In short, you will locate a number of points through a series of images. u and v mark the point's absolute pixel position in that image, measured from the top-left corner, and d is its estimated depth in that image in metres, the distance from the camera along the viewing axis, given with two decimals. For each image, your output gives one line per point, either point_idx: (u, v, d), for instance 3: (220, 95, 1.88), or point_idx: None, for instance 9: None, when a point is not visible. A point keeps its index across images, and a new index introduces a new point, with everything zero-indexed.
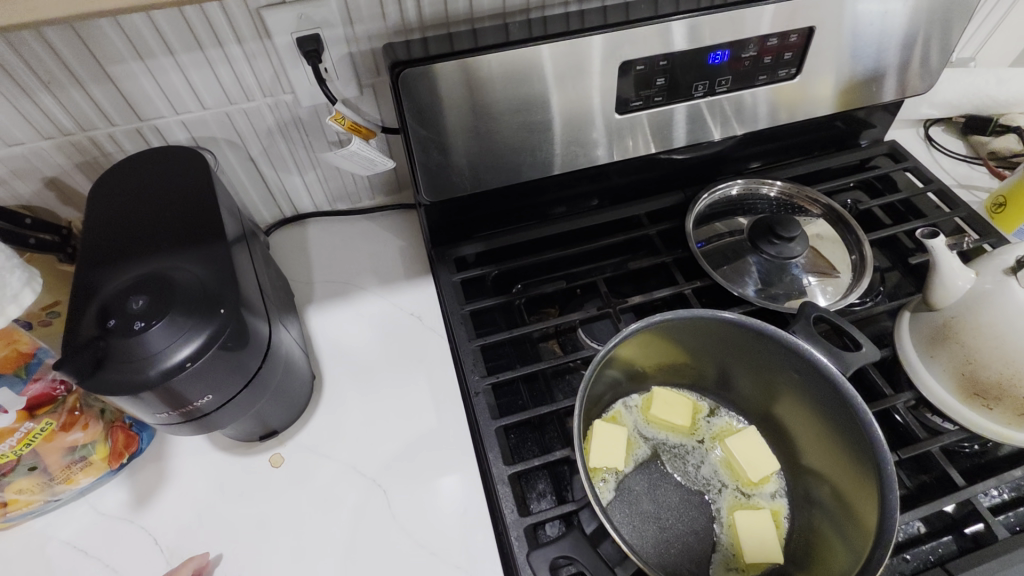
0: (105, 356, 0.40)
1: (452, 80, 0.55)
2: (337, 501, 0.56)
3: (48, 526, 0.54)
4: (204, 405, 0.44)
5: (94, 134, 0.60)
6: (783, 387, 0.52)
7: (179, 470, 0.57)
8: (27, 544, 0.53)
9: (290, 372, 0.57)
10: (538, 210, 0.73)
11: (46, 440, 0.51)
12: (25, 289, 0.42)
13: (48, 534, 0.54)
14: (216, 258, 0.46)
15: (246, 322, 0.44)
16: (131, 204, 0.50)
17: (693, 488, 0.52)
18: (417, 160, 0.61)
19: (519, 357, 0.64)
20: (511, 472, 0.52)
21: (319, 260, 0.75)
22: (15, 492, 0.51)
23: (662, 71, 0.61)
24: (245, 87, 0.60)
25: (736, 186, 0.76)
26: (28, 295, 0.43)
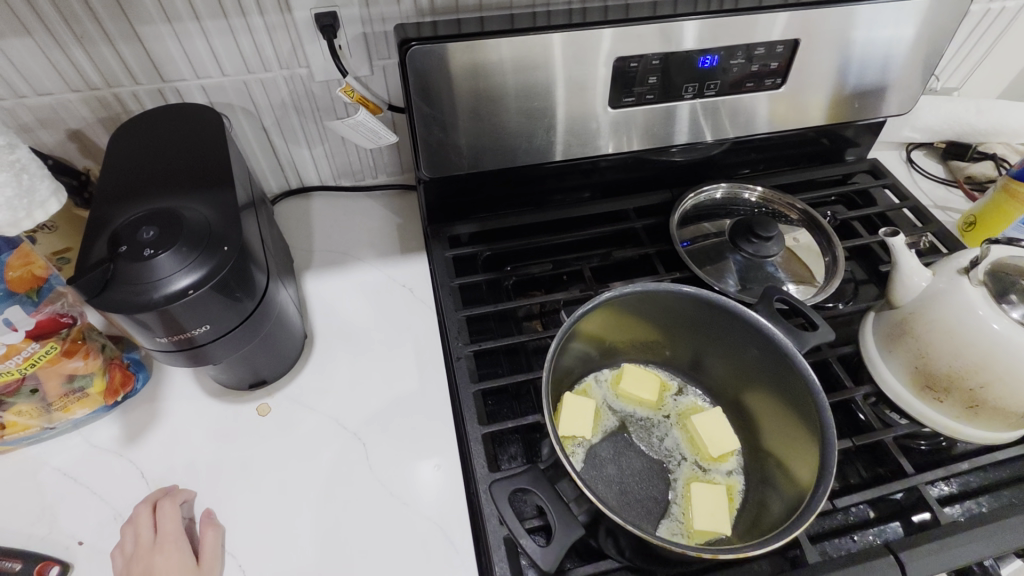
0: (114, 277, 0.43)
1: (456, 60, 0.59)
2: (318, 449, 0.58)
3: (43, 452, 0.57)
4: (200, 335, 0.47)
5: (119, 91, 0.64)
6: (745, 367, 0.55)
7: (170, 411, 0.60)
8: (20, 468, 0.56)
9: (283, 326, 0.60)
10: (532, 197, 0.76)
11: (49, 364, 0.54)
12: (52, 198, 0.46)
13: (43, 460, 0.56)
14: (222, 202, 0.49)
15: (245, 262, 0.47)
16: (147, 150, 0.54)
17: (655, 457, 0.55)
18: (419, 136, 0.64)
19: (502, 331, 0.67)
20: (485, 432, 0.55)
21: (320, 231, 0.78)
22: (14, 415, 0.54)
23: (655, 70, 0.65)
24: (263, 58, 0.65)
25: (720, 189, 0.80)
26: (54, 204, 0.47)
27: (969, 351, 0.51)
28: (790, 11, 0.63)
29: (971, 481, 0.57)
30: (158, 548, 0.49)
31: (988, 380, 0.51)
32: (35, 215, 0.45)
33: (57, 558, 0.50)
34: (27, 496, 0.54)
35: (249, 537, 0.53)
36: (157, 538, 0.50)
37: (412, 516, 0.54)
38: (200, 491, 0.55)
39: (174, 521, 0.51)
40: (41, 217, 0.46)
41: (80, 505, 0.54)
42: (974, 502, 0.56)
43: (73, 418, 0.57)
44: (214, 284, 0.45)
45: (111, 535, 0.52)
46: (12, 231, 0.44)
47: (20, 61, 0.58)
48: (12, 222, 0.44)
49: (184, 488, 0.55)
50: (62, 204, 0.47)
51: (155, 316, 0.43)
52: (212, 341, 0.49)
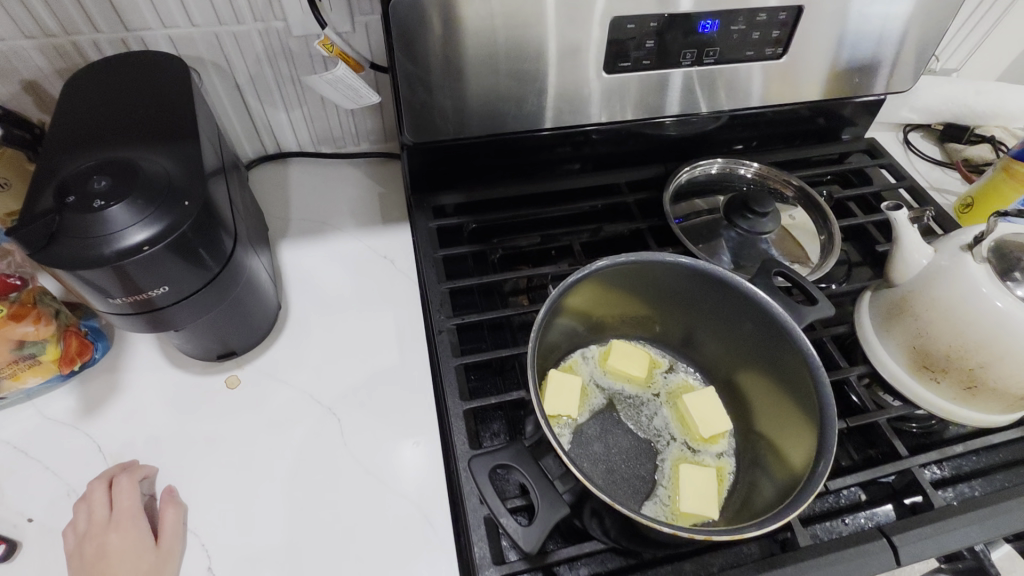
0: (61, 229, 0.39)
1: (442, 13, 0.55)
2: (290, 424, 0.55)
3: None
4: (159, 298, 0.44)
5: (78, 39, 0.59)
6: (739, 344, 0.52)
7: (132, 383, 0.56)
8: None
9: (255, 294, 0.56)
10: (520, 168, 0.73)
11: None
12: None
13: None
14: (186, 155, 0.45)
15: (209, 220, 0.44)
16: (103, 99, 0.49)
17: (643, 436, 0.53)
18: (402, 97, 0.61)
19: (487, 305, 0.64)
20: (466, 408, 0.52)
21: (298, 199, 0.74)
22: None
23: (652, 33, 0.62)
24: (236, 8, 0.60)
25: (716, 164, 0.77)
26: None
27: (970, 330, 0.50)
28: None
29: (964, 465, 0.56)
30: (113, 527, 0.46)
31: (988, 359, 0.49)
32: None
33: (4, 537, 0.47)
34: None
35: (214, 516, 0.50)
36: (111, 516, 0.47)
37: (388, 494, 0.51)
38: (162, 466, 0.52)
39: (129, 499, 0.48)
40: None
41: (31, 480, 0.50)
42: (966, 486, 0.54)
43: (24, 387, 0.53)
44: (172, 241, 0.41)
45: (63, 511, 0.49)
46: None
47: None
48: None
49: (145, 464, 0.52)
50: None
51: (107, 274, 0.39)
52: (173, 305, 0.45)
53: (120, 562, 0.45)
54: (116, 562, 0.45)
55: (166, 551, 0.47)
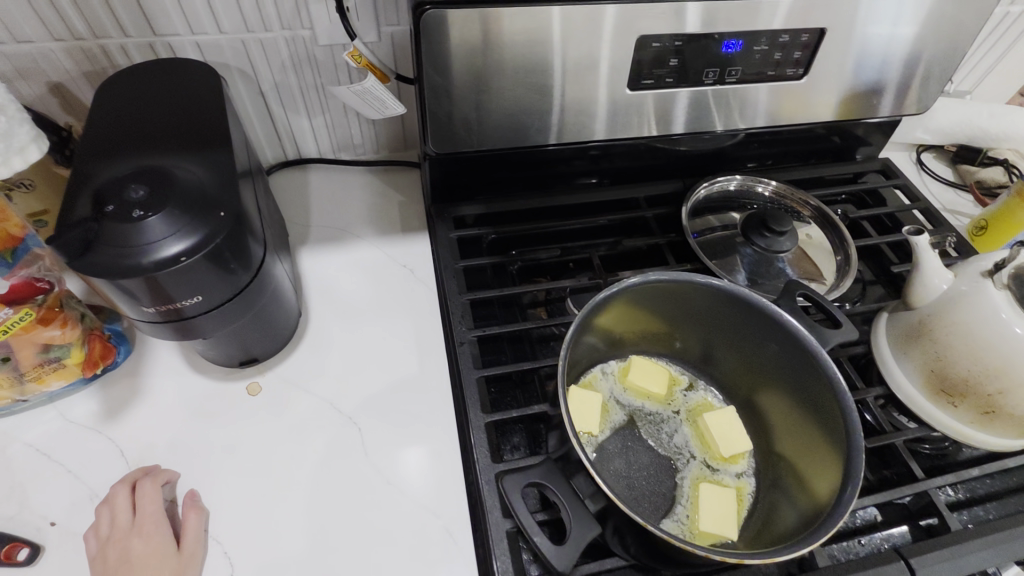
0: (97, 238, 0.40)
1: (470, 28, 0.55)
2: (311, 433, 0.55)
3: (15, 427, 0.53)
4: (190, 307, 0.44)
5: (106, 43, 0.59)
6: (762, 365, 0.53)
7: (153, 388, 0.56)
8: None
9: (279, 302, 0.57)
10: (539, 181, 0.74)
11: (22, 332, 0.50)
12: (32, 144, 0.42)
13: (14, 435, 0.53)
14: (219, 164, 0.46)
15: (242, 231, 0.44)
16: (135, 105, 0.50)
17: (663, 453, 0.53)
18: (427, 108, 0.61)
19: (506, 317, 0.64)
20: (488, 421, 0.52)
21: (317, 205, 0.75)
22: None
23: (675, 51, 0.62)
24: (264, 16, 0.61)
25: (734, 181, 0.78)
26: (34, 151, 0.42)
27: (990, 356, 0.50)
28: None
29: (978, 487, 0.56)
30: (138, 530, 0.47)
31: (1007, 385, 0.50)
32: (12, 162, 0.41)
33: (27, 540, 0.47)
34: None
35: (236, 524, 0.50)
36: (136, 520, 0.47)
37: (410, 506, 0.52)
38: (183, 472, 0.52)
39: (154, 503, 0.48)
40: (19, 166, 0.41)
41: (54, 484, 0.50)
42: (980, 508, 0.55)
43: (48, 390, 0.53)
44: (208, 252, 0.41)
45: (86, 516, 0.49)
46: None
47: None
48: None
49: (167, 468, 0.52)
50: (44, 152, 0.43)
51: (143, 284, 0.40)
52: (203, 313, 0.45)
53: (144, 565, 0.45)
54: (140, 565, 0.45)
55: (189, 557, 0.47)
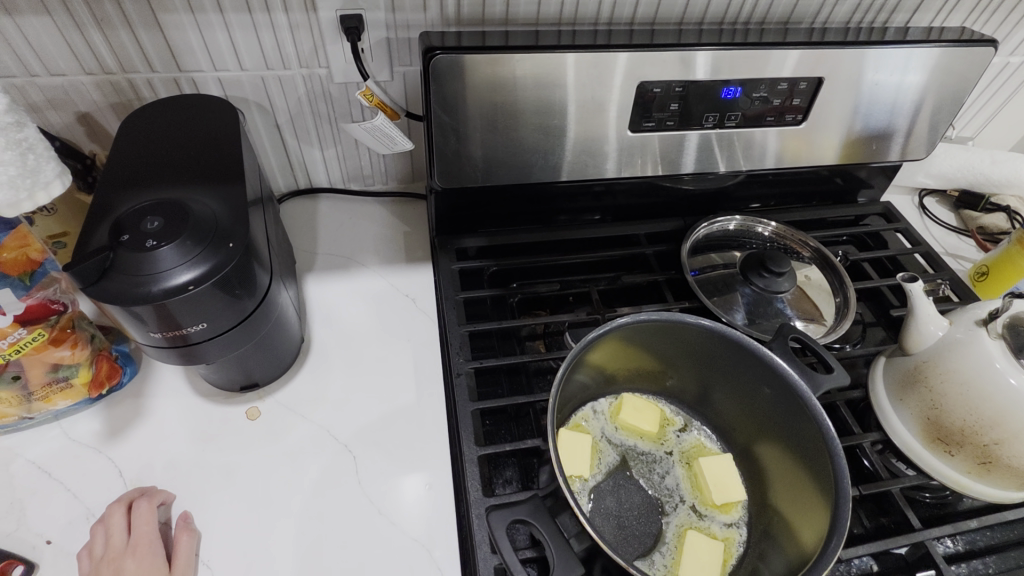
0: (112, 267, 0.42)
1: (479, 72, 0.58)
2: (307, 460, 0.56)
3: (20, 443, 0.54)
4: (195, 333, 0.45)
5: (134, 78, 0.63)
6: (755, 407, 0.53)
7: (157, 409, 0.58)
8: None
9: (281, 329, 0.58)
10: (542, 216, 0.75)
11: (34, 352, 0.52)
12: (56, 180, 0.44)
13: (18, 451, 0.54)
14: (231, 197, 0.48)
15: (249, 262, 0.46)
16: (156, 139, 0.52)
17: (655, 495, 0.53)
18: (435, 145, 0.63)
19: (504, 349, 0.65)
20: (482, 454, 0.52)
21: (325, 234, 0.77)
22: None
23: (677, 96, 0.64)
24: (284, 55, 0.64)
25: (733, 221, 0.79)
26: (57, 187, 0.45)
27: (985, 405, 0.50)
28: (813, 49, 0.63)
29: (976, 540, 0.55)
30: (132, 549, 0.47)
31: (1003, 436, 0.50)
32: (37, 197, 0.43)
33: (22, 558, 0.47)
34: None
35: (226, 549, 0.50)
36: (131, 538, 0.48)
37: (401, 539, 0.52)
38: (179, 493, 0.53)
39: (149, 524, 0.49)
40: (43, 200, 0.43)
41: (52, 502, 0.51)
42: (979, 561, 0.54)
43: (54, 408, 0.55)
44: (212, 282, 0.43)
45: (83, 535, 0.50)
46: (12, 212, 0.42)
47: (35, 38, 0.57)
48: (13, 202, 0.42)
49: (164, 490, 0.53)
50: (67, 187, 0.45)
51: (152, 312, 0.42)
52: (207, 340, 0.47)
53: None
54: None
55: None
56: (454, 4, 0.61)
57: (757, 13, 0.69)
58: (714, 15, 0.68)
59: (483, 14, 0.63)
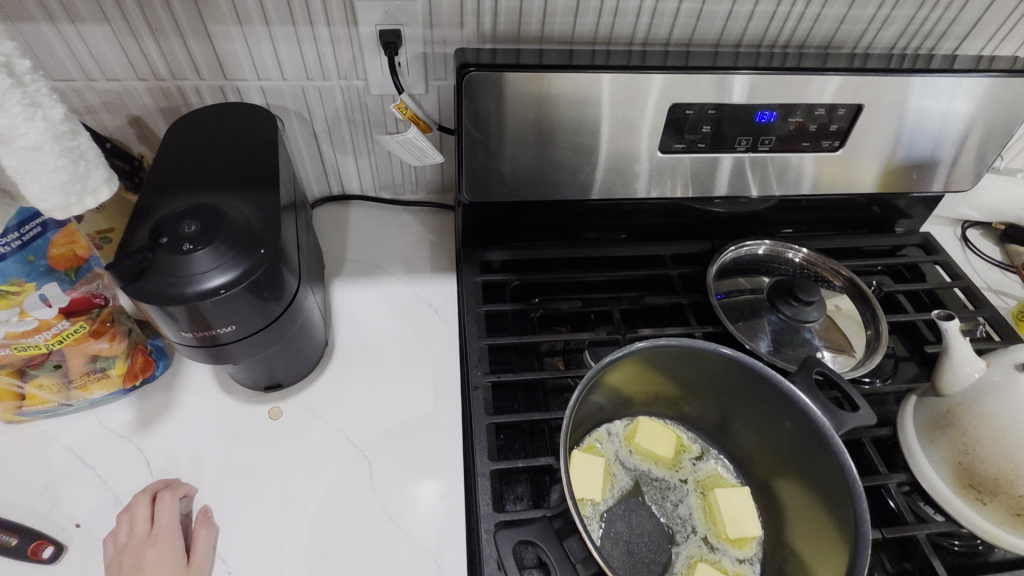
0: (149, 268, 0.44)
1: (512, 89, 0.59)
2: (323, 463, 0.57)
3: (56, 428, 0.57)
4: (224, 334, 0.47)
5: (182, 84, 0.66)
6: (775, 441, 0.52)
7: (185, 403, 0.60)
8: (33, 440, 0.56)
9: (306, 333, 0.60)
10: (568, 232, 0.75)
11: (76, 343, 0.54)
12: (104, 186, 0.43)
13: (55, 436, 0.57)
14: (265, 204, 0.50)
15: (278, 268, 0.48)
16: (199, 145, 0.55)
17: (666, 524, 0.52)
18: (464, 159, 0.64)
19: (523, 364, 0.65)
20: (494, 468, 0.53)
21: (355, 240, 0.78)
22: (36, 387, 0.55)
23: (710, 119, 0.64)
24: (324, 66, 0.66)
25: (763, 246, 0.78)
26: (105, 192, 0.43)
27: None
28: (852, 75, 0.62)
29: None
30: (152, 539, 0.49)
31: None
32: (84, 203, 0.42)
33: (53, 539, 0.50)
34: (36, 472, 0.54)
35: (242, 545, 0.52)
36: (152, 528, 0.50)
37: (410, 549, 0.52)
38: (200, 487, 0.55)
39: (170, 515, 0.50)
40: (92, 206, 0.42)
41: (82, 487, 0.54)
42: None
43: (91, 397, 0.57)
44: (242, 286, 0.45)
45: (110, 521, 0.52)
46: (62, 216, 0.42)
47: (95, 45, 0.60)
48: (63, 206, 0.41)
49: (187, 482, 0.54)
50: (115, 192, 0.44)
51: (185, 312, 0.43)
52: (234, 342, 0.49)
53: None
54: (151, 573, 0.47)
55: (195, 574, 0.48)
56: (491, 22, 0.63)
57: (796, 37, 0.68)
58: (752, 38, 0.67)
59: (519, 32, 0.64)
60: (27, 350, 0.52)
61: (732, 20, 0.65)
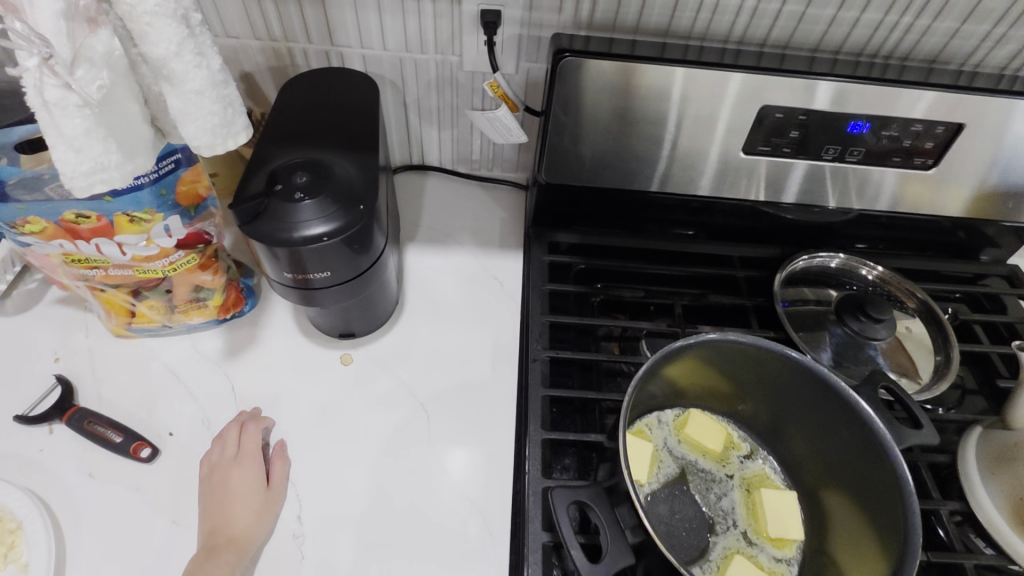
0: (262, 214, 0.48)
1: (604, 77, 0.60)
2: (386, 410, 0.61)
3: (157, 346, 0.64)
4: (319, 279, 0.51)
5: (292, 46, 0.70)
6: (835, 452, 0.52)
7: (267, 340, 0.65)
8: (137, 354, 0.63)
9: (383, 289, 0.64)
10: (637, 223, 0.76)
11: (185, 273, 0.60)
12: (244, 132, 0.45)
13: (155, 353, 0.63)
14: (366, 164, 0.54)
15: (373, 224, 0.51)
16: (309, 104, 0.59)
17: (708, 514, 0.53)
18: (547, 141, 0.66)
19: (580, 345, 0.67)
20: (546, 437, 0.55)
21: (429, 209, 0.82)
22: (146, 307, 0.61)
23: (798, 124, 0.63)
24: (423, 40, 0.69)
25: (836, 259, 0.76)
26: (243, 138, 0.45)
27: None
28: (956, 93, 0.60)
29: None
30: (238, 459, 0.55)
31: None
32: (228, 146, 0.44)
33: (150, 442, 0.56)
34: (138, 383, 0.61)
35: (309, 473, 0.57)
36: (239, 450, 0.55)
37: (460, 500, 0.56)
38: (275, 416, 0.60)
39: (254, 441, 0.56)
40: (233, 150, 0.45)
41: (176, 401, 0.60)
42: None
43: (189, 322, 0.64)
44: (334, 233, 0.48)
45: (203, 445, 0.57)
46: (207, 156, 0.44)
47: (222, 4, 0.65)
48: (210, 147, 0.43)
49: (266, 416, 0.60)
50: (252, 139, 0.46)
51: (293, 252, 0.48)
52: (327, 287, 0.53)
53: (238, 490, 0.53)
54: (236, 490, 0.53)
55: (273, 497, 0.54)
56: (589, 9, 0.64)
57: (900, 48, 0.65)
58: (854, 46, 0.66)
59: (615, 21, 0.65)
60: (146, 273, 0.58)
61: (835, 24, 0.64)
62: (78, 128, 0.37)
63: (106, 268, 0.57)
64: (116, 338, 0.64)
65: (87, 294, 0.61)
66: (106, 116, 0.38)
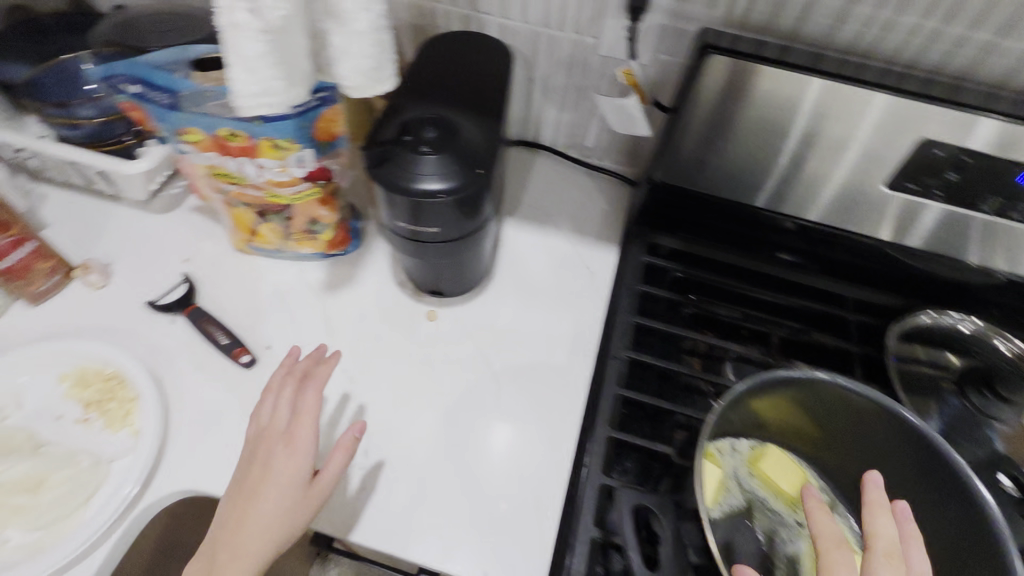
0: (387, 155, 0.50)
1: (746, 80, 0.56)
2: (459, 372, 0.63)
3: (268, 266, 0.69)
4: (426, 234, 0.53)
5: (437, 6, 0.72)
6: (946, 532, 0.49)
7: (363, 281, 0.69)
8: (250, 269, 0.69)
9: (478, 256, 0.65)
10: (748, 241, 0.73)
11: (306, 205, 0.64)
12: (390, 79, 0.47)
13: (266, 272, 0.69)
14: (491, 131, 0.54)
15: (485, 192, 0.52)
16: (445, 65, 0.60)
17: (768, 555, 0.50)
18: (670, 139, 0.64)
19: (662, 351, 0.64)
20: (611, 436, 0.54)
21: (534, 187, 0.82)
22: (266, 229, 0.66)
23: (958, 165, 0.56)
24: (564, 18, 0.68)
25: (967, 323, 0.65)
26: (388, 85, 0.47)
27: None
28: None
29: None
30: (287, 437, 0.51)
31: None
32: (375, 89, 0.46)
33: (250, 350, 0.61)
34: (246, 295, 0.67)
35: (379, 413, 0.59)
36: (292, 424, 0.52)
37: (512, 476, 0.56)
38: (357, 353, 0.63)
39: (308, 425, 0.51)
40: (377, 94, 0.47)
41: (275, 319, 0.65)
42: None
43: (299, 250, 0.69)
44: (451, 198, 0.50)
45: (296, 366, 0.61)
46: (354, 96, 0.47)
47: None
48: (361, 88, 0.46)
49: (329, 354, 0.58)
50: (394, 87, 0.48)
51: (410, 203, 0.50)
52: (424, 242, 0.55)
53: (276, 481, 0.49)
54: (277, 473, 0.49)
55: (312, 497, 0.49)
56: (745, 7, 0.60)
57: None
58: None
59: (771, 23, 0.60)
60: (272, 198, 0.63)
61: None
62: (256, 51, 0.40)
63: (241, 185, 0.61)
64: (236, 253, 0.70)
65: (220, 209, 0.67)
66: (280, 44, 0.41)
